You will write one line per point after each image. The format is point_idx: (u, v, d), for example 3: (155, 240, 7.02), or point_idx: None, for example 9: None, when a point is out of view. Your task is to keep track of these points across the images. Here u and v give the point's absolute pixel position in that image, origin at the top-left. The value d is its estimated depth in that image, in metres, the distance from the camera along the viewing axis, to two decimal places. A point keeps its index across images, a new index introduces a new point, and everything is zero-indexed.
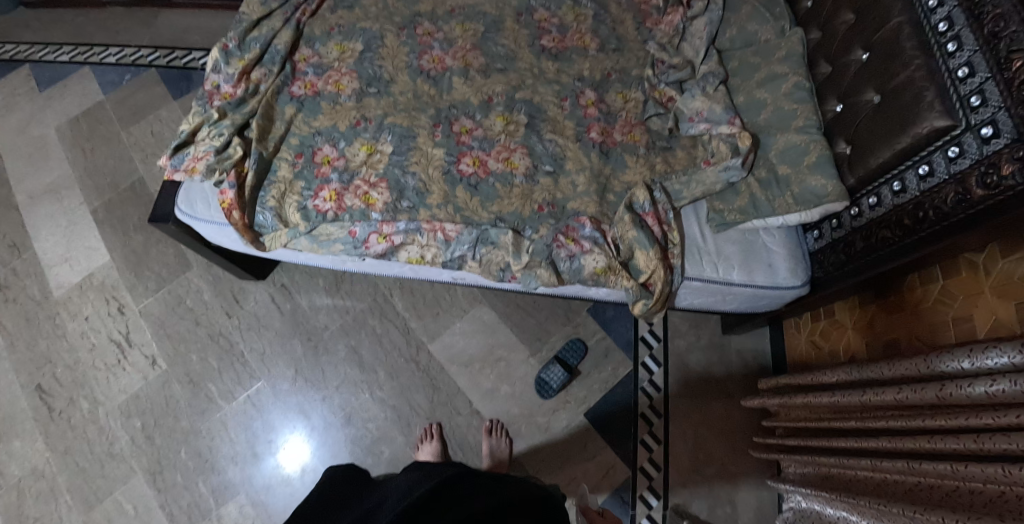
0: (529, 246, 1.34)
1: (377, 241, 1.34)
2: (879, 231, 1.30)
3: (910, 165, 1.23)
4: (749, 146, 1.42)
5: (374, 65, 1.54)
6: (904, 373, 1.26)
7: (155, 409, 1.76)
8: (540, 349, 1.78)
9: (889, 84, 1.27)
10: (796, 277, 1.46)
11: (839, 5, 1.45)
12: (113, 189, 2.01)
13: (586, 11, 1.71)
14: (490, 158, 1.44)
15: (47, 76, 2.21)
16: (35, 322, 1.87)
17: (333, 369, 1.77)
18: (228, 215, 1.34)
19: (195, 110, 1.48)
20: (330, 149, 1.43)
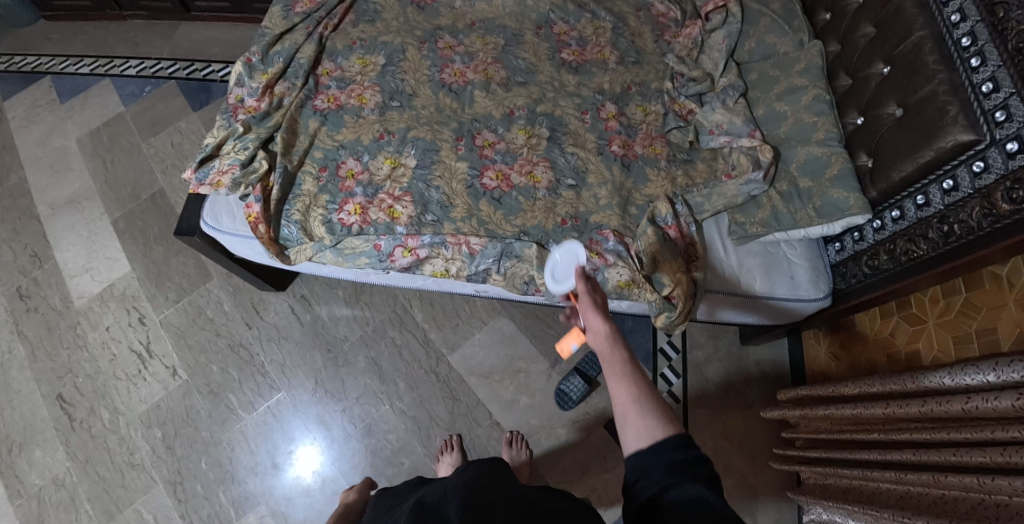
0: (554, 259, 1.33)
1: (401, 255, 1.34)
2: (903, 244, 1.31)
3: (935, 179, 1.24)
4: (770, 160, 1.44)
5: (396, 79, 1.55)
6: (928, 385, 1.26)
7: (175, 419, 1.78)
8: (559, 360, 1.78)
9: (912, 98, 1.27)
10: (817, 289, 1.46)
11: (859, 18, 1.46)
12: (133, 200, 2.02)
13: (605, 24, 1.72)
14: (513, 172, 1.44)
15: (68, 88, 2.25)
16: (57, 332, 1.89)
17: (353, 380, 1.77)
18: (255, 228, 1.34)
19: (220, 123, 1.49)
20: (354, 163, 1.44)
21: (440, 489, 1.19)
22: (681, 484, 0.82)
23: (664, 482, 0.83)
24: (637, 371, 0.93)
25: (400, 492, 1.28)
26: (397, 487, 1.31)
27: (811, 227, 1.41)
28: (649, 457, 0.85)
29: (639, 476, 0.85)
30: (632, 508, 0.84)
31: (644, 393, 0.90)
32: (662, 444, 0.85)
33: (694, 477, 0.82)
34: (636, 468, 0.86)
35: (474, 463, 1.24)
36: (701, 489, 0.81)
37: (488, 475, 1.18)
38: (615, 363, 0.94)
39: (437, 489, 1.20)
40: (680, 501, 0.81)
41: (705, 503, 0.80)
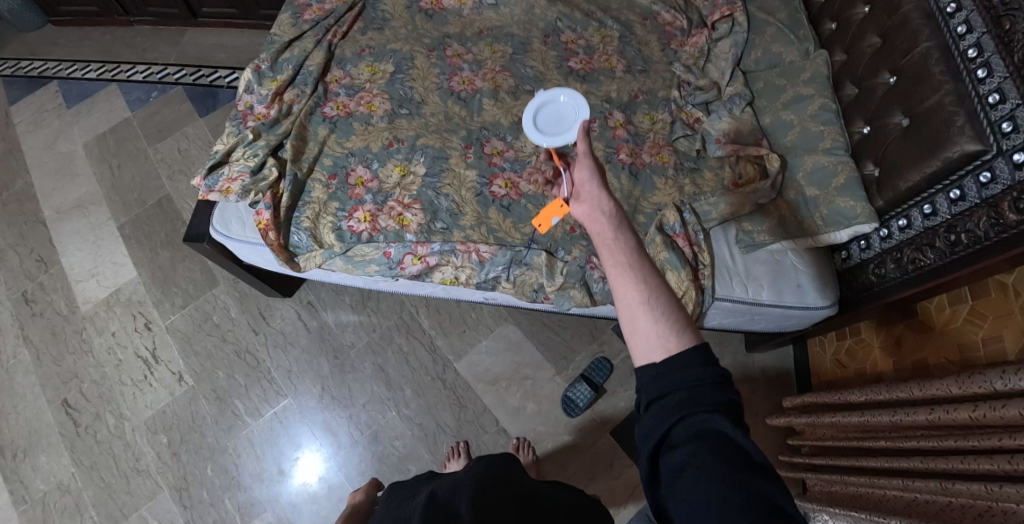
0: (563, 268, 1.34)
1: (411, 262, 1.35)
2: (910, 253, 1.31)
3: (942, 189, 1.25)
4: (777, 168, 1.46)
5: (405, 87, 1.56)
6: (934, 393, 1.26)
7: (181, 424, 1.78)
8: (565, 368, 1.78)
9: (918, 108, 1.28)
10: (825, 297, 1.46)
11: (865, 28, 1.47)
12: (140, 205, 2.02)
13: (612, 32, 1.73)
14: (522, 180, 1.44)
15: (75, 93, 2.26)
16: (62, 337, 1.90)
17: (359, 386, 1.77)
18: (264, 235, 1.34)
19: (230, 130, 1.50)
20: (363, 170, 1.44)
21: (446, 485, 1.17)
22: (698, 414, 0.80)
23: (681, 411, 0.81)
24: (645, 261, 0.89)
25: (410, 485, 1.30)
26: (408, 482, 1.32)
27: (817, 235, 1.42)
28: (664, 381, 0.83)
29: (653, 401, 0.84)
30: (647, 433, 0.84)
31: (655, 286, 0.87)
32: (677, 365, 0.83)
33: (712, 406, 0.80)
34: (650, 389, 0.84)
35: (483, 460, 1.24)
36: (720, 421, 0.79)
37: (500, 473, 1.18)
38: (622, 251, 0.90)
39: (446, 484, 1.19)
40: (697, 432, 0.79)
41: (724, 436, 0.78)
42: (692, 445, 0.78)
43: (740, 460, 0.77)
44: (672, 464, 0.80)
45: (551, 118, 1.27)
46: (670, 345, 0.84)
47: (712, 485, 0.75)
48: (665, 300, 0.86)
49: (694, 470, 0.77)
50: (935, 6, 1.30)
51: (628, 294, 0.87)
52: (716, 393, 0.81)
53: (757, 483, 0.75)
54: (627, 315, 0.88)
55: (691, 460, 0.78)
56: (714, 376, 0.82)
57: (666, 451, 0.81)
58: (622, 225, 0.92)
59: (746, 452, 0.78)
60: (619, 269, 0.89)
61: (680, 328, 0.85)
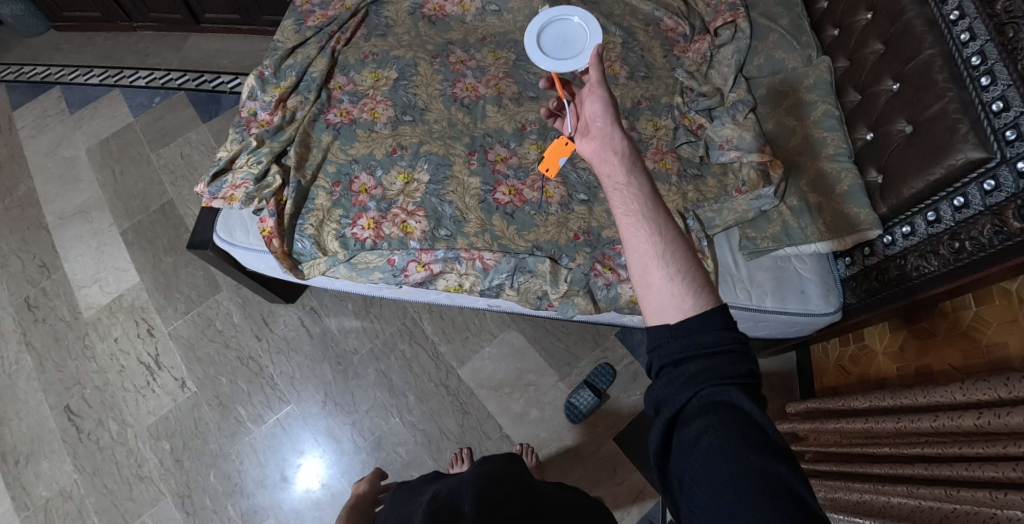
0: (567, 274, 1.35)
1: (416, 269, 1.35)
2: (914, 259, 1.31)
3: (946, 195, 1.24)
4: (779, 175, 1.44)
5: (408, 93, 1.56)
6: (939, 399, 1.26)
7: (184, 430, 1.78)
8: (568, 373, 1.78)
9: (921, 115, 1.28)
10: (828, 302, 1.46)
11: (867, 35, 1.48)
12: (142, 211, 2.02)
13: (615, 39, 1.75)
14: (525, 187, 1.45)
15: (77, 98, 2.26)
16: (65, 343, 1.90)
17: (362, 392, 1.77)
18: (269, 243, 1.35)
19: (233, 137, 1.50)
20: (367, 178, 1.44)
21: (445, 489, 1.17)
22: (715, 386, 0.86)
23: (698, 383, 0.87)
24: (663, 216, 0.98)
25: (415, 486, 1.28)
26: (416, 480, 1.31)
27: (820, 242, 1.41)
28: (683, 351, 0.89)
29: (673, 372, 0.90)
30: (664, 402, 0.90)
31: (673, 242, 0.96)
32: (697, 336, 0.90)
33: (729, 379, 0.86)
34: (670, 359, 0.91)
35: (486, 459, 1.25)
36: (735, 392, 0.85)
37: (505, 468, 1.20)
38: (641, 205, 0.99)
39: (449, 483, 1.20)
40: (712, 403, 0.85)
41: (739, 409, 0.84)
42: (707, 415, 0.84)
43: (752, 430, 0.82)
44: (685, 435, 0.85)
45: (558, 49, 1.31)
46: (688, 302, 0.92)
47: (723, 454, 0.81)
48: (682, 256, 0.95)
49: (708, 437, 0.83)
50: (937, 13, 1.30)
51: (645, 246, 0.96)
52: (733, 367, 0.87)
53: (767, 455, 0.80)
54: (644, 269, 0.97)
55: (705, 429, 0.83)
56: (732, 352, 0.88)
57: (682, 420, 0.87)
58: (641, 181, 1.01)
59: (758, 424, 0.83)
60: (636, 222, 0.98)
61: (697, 285, 0.94)
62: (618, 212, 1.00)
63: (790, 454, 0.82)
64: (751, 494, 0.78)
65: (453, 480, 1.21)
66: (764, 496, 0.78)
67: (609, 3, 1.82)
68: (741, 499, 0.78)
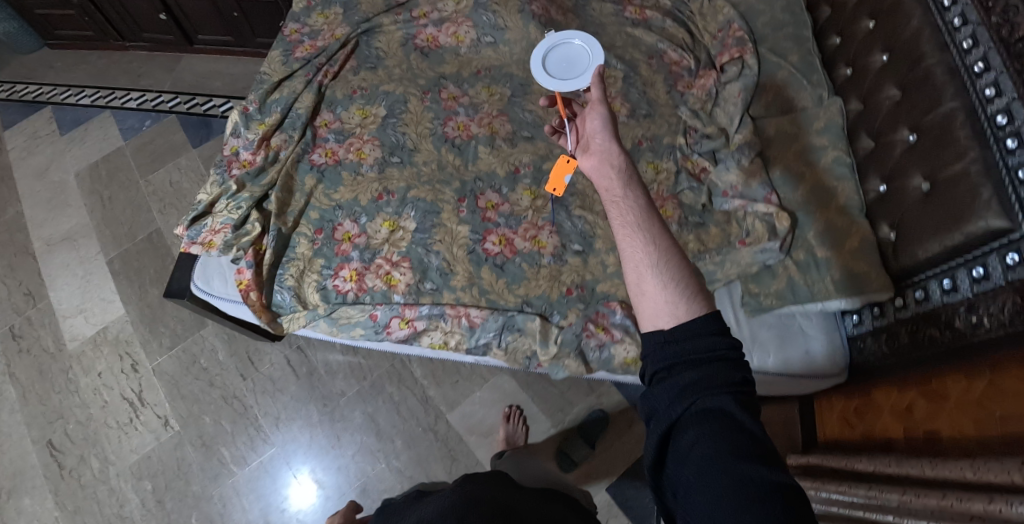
0: (558, 335, 1.28)
1: (398, 326, 1.28)
2: (928, 328, 1.21)
3: (965, 262, 1.15)
4: (787, 228, 1.38)
5: (397, 133, 1.50)
6: (944, 475, 1.10)
7: (167, 471, 1.72)
8: (562, 420, 1.71)
9: (941, 173, 1.20)
10: (834, 364, 1.40)
11: (883, 79, 1.39)
12: (129, 239, 1.98)
13: (616, 73, 1.68)
14: (517, 236, 1.37)
15: (69, 119, 2.22)
16: (49, 376, 1.86)
17: (349, 436, 1.72)
18: (246, 296, 1.30)
19: (214, 179, 1.45)
20: (351, 225, 1.37)
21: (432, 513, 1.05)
22: (708, 396, 0.80)
23: (692, 393, 0.81)
24: (656, 223, 0.93)
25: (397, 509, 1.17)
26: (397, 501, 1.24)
27: (829, 301, 1.34)
28: (676, 357, 0.84)
29: (666, 381, 0.84)
30: (656, 412, 0.84)
31: (666, 248, 0.91)
32: (691, 342, 0.83)
33: (725, 386, 0.80)
34: (663, 365, 0.85)
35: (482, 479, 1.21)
36: (729, 402, 0.79)
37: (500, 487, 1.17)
38: (635, 212, 0.95)
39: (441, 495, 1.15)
40: (706, 413, 0.79)
41: (733, 419, 0.78)
42: (702, 424, 0.78)
43: (749, 440, 0.76)
44: (682, 445, 0.79)
45: (564, 74, 1.25)
46: (680, 309, 0.86)
47: (718, 465, 0.75)
48: (676, 263, 0.89)
49: (703, 449, 0.76)
50: (959, 62, 1.20)
51: (637, 250, 0.91)
52: (727, 375, 0.81)
53: (763, 468, 0.74)
54: (636, 276, 0.91)
55: (699, 440, 0.77)
56: (727, 359, 0.82)
57: (676, 432, 0.81)
58: (635, 189, 0.97)
59: (755, 433, 0.77)
60: (631, 231, 0.93)
61: (691, 293, 0.87)
62: (613, 220, 0.96)
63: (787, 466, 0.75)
64: (747, 507, 0.71)
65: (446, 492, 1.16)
66: (760, 509, 0.71)
67: (611, 34, 1.75)
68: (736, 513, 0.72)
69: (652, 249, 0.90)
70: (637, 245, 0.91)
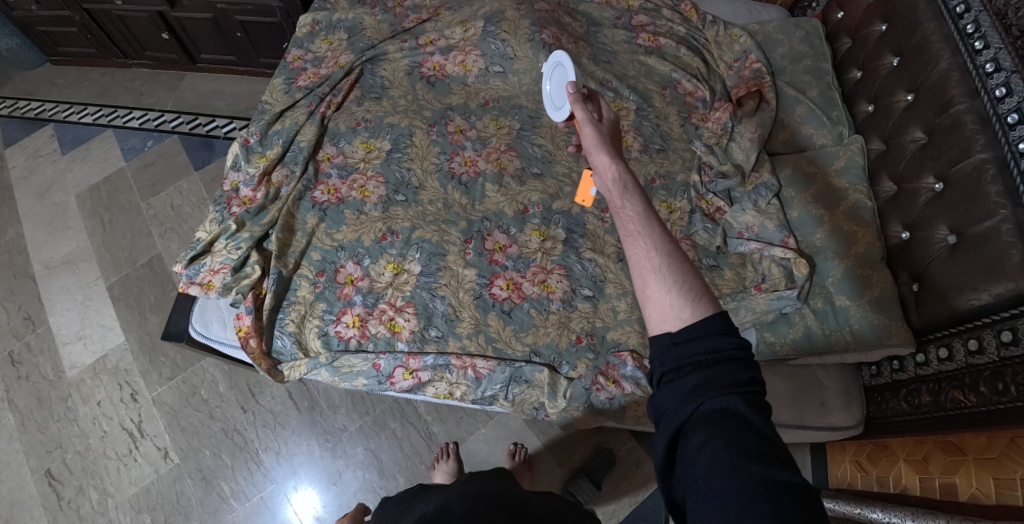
0: (566, 388, 1.23)
1: (402, 376, 1.25)
2: (949, 389, 1.17)
3: (991, 324, 1.11)
4: (806, 275, 1.33)
5: (402, 168, 1.45)
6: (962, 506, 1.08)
7: (166, 504, 1.67)
8: (567, 458, 1.67)
9: (970, 228, 1.15)
10: (850, 416, 1.38)
11: (908, 121, 1.33)
12: (130, 264, 1.95)
13: (628, 104, 1.62)
14: (525, 281, 1.33)
15: (70, 138, 2.19)
16: (47, 404, 1.80)
17: (351, 472, 1.68)
18: (245, 343, 1.28)
19: (212, 217, 1.42)
20: (353, 267, 1.35)
21: (433, 506, 1.05)
22: (717, 395, 0.77)
23: (701, 395, 0.78)
24: (660, 226, 0.90)
25: (398, 505, 1.14)
26: (397, 498, 1.20)
27: (847, 352, 1.30)
28: (684, 358, 0.80)
29: (675, 383, 0.80)
30: (665, 414, 0.80)
31: (669, 249, 0.88)
32: (695, 343, 0.81)
33: (733, 386, 0.77)
34: (672, 366, 0.81)
35: (477, 478, 1.18)
36: (737, 401, 0.76)
37: (500, 486, 1.15)
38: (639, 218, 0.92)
39: (443, 493, 1.12)
40: (716, 413, 0.76)
41: (742, 417, 0.75)
42: (712, 424, 0.75)
43: (758, 438, 0.73)
44: (690, 446, 0.76)
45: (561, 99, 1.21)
46: (686, 311, 0.83)
47: (728, 465, 0.72)
48: (681, 264, 0.86)
49: (712, 449, 0.73)
50: (991, 110, 1.16)
51: (641, 253, 0.89)
52: (736, 376, 0.78)
53: (772, 465, 0.71)
54: (640, 279, 0.88)
55: (708, 441, 0.74)
56: (735, 357, 0.79)
57: (684, 434, 0.78)
58: (639, 196, 0.94)
59: (764, 431, 0.74)
60: (634, 237, 0.90)
61: (697, 293, 0.84)
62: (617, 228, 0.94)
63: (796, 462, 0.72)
64: (757, 506, 0.68)
65: (449, 490, 1.13)
66: (769, 507, 0.68)
67: (623, 63, 1.70)
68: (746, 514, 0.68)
69: (655, 250, 0.88)
70: (641, 247, 0.88)
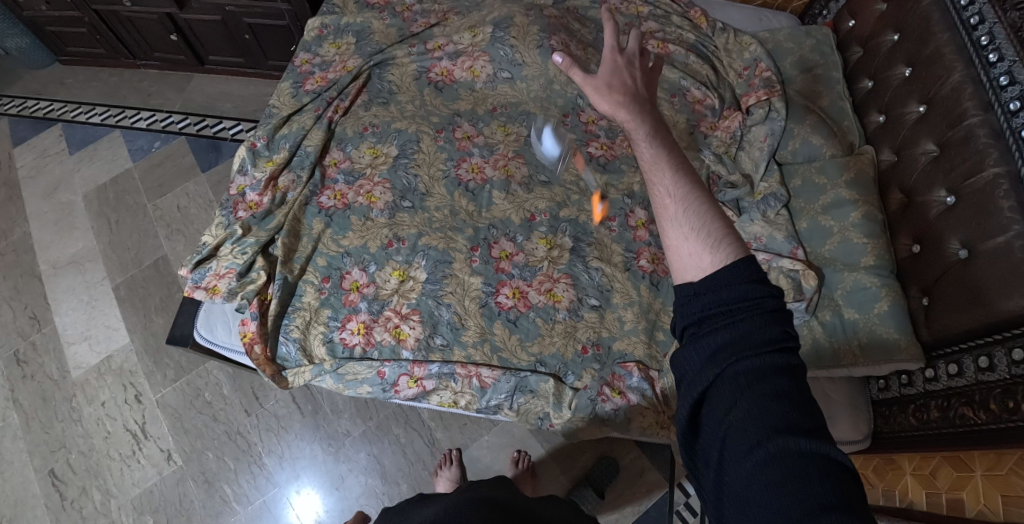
0: (572, 398, 1.23)
1: (407, 384, 1.25)
2: (958, 406, 1.16)
3: (1001, 341, 1.10)
4: (814, 288, 1.33)
5: (409, 174, 1.45)
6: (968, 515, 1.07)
7: (168, 506, 1.67)
8: (572, 466, 1.66)
9: (982, 243, 1.14)
10: (858, 430, 1.38)
11: (919, 133, 1.32)
12: (136, 265, 1.95)
13: None
14: (531, 289, 1.33)
15: (78, 138, 2.20)
16: (51, 404, 1.80)
17: (354, 477, 1.68)
18: (250, 348, 1.28)
19: (218, 221, 1.42)
20: (359, 274, 1.34)
21: (437, 511, 1.05)
22: (746, 355, 0.73)
23: (728, 356, 0.74)
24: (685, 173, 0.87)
25: (402, 512, 1.14)
26: (399, 507, 1.20)
27: (855, 366, 1.29)
28: (707, 310, 0.77)
29: (698, 338, 0.76)
30: (687, 377, 0.77)
31: (688, 193, 0.85)
32: (722, 292, 0.76)
33: (762, 346, 0.73)
34: (694, 319, 0.78)
35: (480, 485, 1.18)
36: (766, 362, 0.72)
37: (504, 494, 1.15)
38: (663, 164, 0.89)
39: (447, 499, 1.11)
40: (743, 375, 0.72)
41: (771, 383, 0.71)
42: (739, 389, 0.72)
43: (786, 403, 0.70)
44: (717, 411, 0.73)
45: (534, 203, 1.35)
46: (706, 259, 0.80)
47: (753, 436, 0.69)
48: (698, 209, 0.83)
49: (740, 415, 0.71)
50: (1005, 124, 1.15)
51: (660, 203, 0.87)
52: (763, 333, 0.73)
53: (801, 436, 0.68)
54: (664, 230, 0.86)
55: (734, 408, 0.71)
56: (764, 311, 0.75)
57: (708, 398, 0.75)
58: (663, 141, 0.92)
59: (793, 396, 0.71)
60: (656, 184, 0.88)
61: (719, 238, 0.80)
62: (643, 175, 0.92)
63: (827, 432, 0.70)
64: (785, 478, 0.66)
65: (452, 497, 1.13)
66: (803, 476, 0.66)
67: None
68: (772, 486, 0.67)
69: (672, 198, 0.85)
70: (658, 197, 0.86)
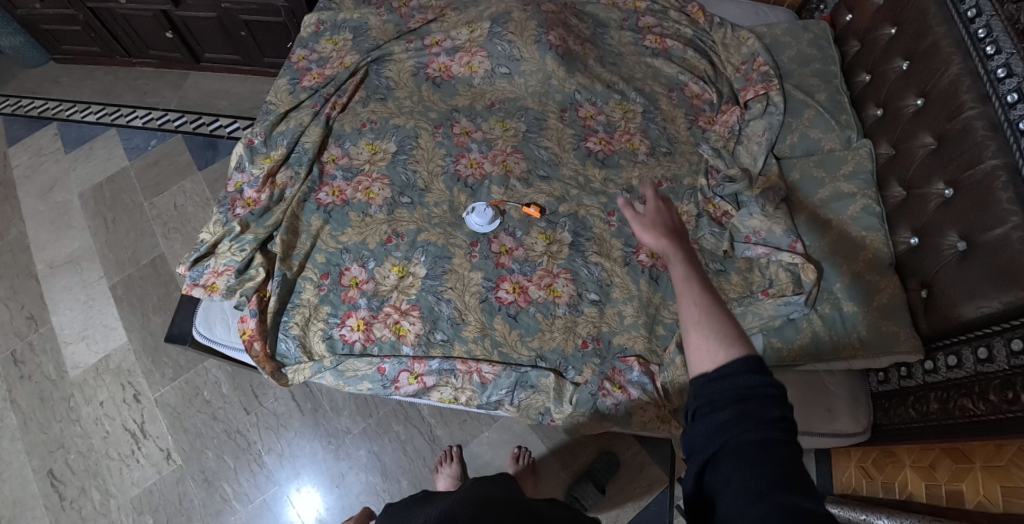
0: (573, 393, 1.23)
1: (407, 381, 1.24)
2: (958, 397, 1.16)
3: (1002, 331, 1.10)
4: (813, 282, 1.32)
5: (408, 170, 1.45)
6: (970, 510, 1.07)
7: (168, 506, 1.67)
8: (572, 461, 1.66)
9: (982, 234, 1.14)
10: (858, 422, 1.37)
11: (917, 125, 1.32)
12: (133, 264, 1.94)
13: (635, 107, 1.58)
14: (531, 284, 1.33)
15: (73, 137, 2.18)
16: (49, 404, 1.79)
17: (354, 475, 1.67)
18: (249, 346, 1.27)
19: (216, 218, 1.41)
20: (358, 270, 1.34)
21: (439, 510, 1.05)
22: (747, 428, 0.71)
23: (729, 430, 0.72)
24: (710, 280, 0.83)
25: (405, 510, 1.14)
26: (400, 505, 1.19)
27: (855, 359, 1.29)
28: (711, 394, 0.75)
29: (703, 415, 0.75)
30: (693, 448, 0.75)
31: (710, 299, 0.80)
32: (730, 382, 0.74)
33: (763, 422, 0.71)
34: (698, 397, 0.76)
35: (481, 482, 1.18)
36: (767, 439, 0.70)
37: (504, 491, 1.15)
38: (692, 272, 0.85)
39: (448, 498, 1.11)
40: (744, 447, 0.70)
41: (772, 455, 0.69)
42: (741, 459, 0.70)
43: (789, 474, 0.68)
44: (718, 479, 0.71)
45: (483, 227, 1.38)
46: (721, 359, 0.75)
47: (751, 498, 0.67)
48: (716, 312, 0.78)
49: (740, 485, 0.68)
50: (1003, 116, 1.15)
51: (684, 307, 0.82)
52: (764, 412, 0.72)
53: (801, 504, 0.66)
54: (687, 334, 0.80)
55: (734, 479, 0.69)
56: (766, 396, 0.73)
57: (712, 469, 0.72)
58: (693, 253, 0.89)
59: (796, 467, 0.69)
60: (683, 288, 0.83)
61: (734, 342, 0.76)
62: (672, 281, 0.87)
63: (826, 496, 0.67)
64: None
65: (453, 495, 1.13)
66: None
67: (630, 65, 1.69)
68: None
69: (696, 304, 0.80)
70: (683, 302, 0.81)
